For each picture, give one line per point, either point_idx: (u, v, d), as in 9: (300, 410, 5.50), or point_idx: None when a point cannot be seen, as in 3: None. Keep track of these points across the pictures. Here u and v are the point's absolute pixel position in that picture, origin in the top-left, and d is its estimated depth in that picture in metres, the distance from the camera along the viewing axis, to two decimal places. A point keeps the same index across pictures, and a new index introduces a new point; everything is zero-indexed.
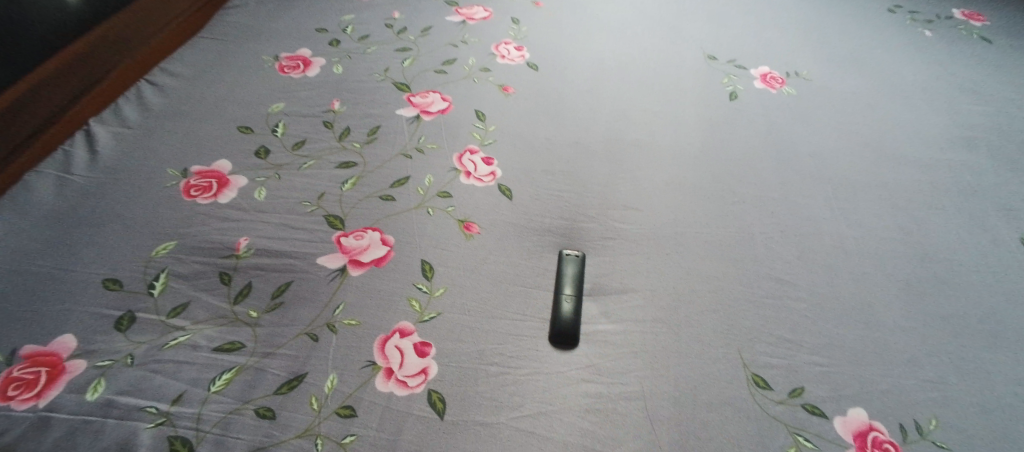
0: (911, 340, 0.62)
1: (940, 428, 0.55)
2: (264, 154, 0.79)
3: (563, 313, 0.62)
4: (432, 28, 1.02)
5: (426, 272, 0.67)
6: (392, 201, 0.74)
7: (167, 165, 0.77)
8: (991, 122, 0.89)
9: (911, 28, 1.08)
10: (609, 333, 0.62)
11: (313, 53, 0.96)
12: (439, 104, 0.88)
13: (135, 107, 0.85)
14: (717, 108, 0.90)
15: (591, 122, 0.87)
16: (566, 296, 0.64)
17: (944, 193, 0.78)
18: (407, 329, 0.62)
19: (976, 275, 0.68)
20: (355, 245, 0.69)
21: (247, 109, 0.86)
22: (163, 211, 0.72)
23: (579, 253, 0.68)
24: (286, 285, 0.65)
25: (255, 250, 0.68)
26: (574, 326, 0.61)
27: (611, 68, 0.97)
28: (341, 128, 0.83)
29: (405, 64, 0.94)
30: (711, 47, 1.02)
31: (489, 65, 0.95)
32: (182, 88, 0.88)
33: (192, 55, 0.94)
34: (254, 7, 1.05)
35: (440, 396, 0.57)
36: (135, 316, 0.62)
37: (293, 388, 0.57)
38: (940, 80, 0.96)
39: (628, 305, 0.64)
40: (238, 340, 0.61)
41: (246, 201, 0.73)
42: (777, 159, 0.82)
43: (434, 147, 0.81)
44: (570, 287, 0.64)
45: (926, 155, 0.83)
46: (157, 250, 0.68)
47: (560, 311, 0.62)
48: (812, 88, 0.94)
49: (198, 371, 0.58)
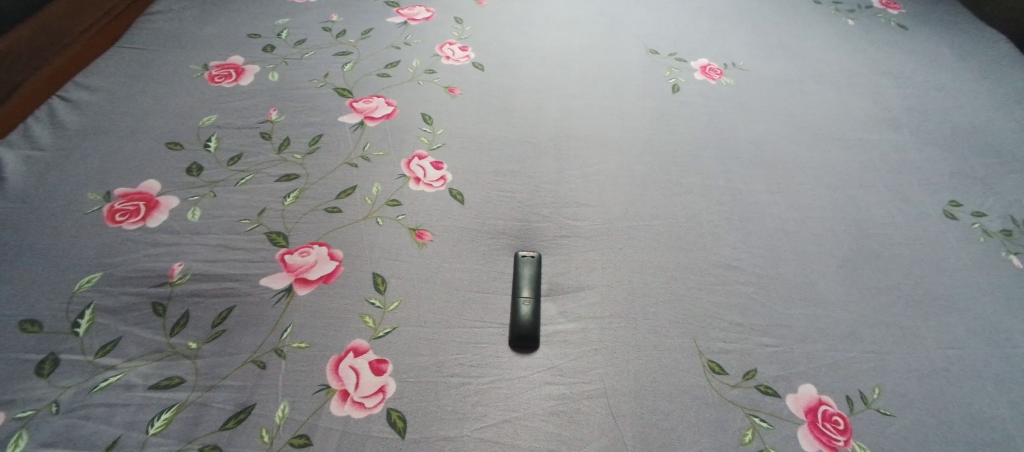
0: (854, 315, 0.65)
1: (883, 396, 0.58)
2: (196, 171, 0.75)
3: (522, 317, 0.62)
4: (372, 30, 0.99)
5: (379, 285, 0.65)
6: (339, 213, 0.71)
7: (86, 188, 0.71)
8: (913, 104, 0.94)
9: (836, 17, 1.13)
10: (568, 333, 0.62)
11: (245, 61, 0.91)
12: (383, 109, 0.85)
13: (47, 125, 0.77)
14: (662, 101, 0.91)
15: (537, 121, 0.86)
16: (524, 299, 0.63)
17: (876, 172, 0.82)
18: (362, 348, 0.60)
19: (908, 249, 0.72)
20: (301, 262, 0.66)
21: (174, 123, 0.80)
22: (85, 240, 0.66)
23: (533, 254, 0.68)
24: (227, 312, 0.61)
25: (191, 275, 0.64)
26: (534, 329, 0.61)
27: (557, 65, 0.97)
28: (279, 139, 0.79)
29: (345, 69, 0.91)
30: (653, 41, 1.03)
31: (433, 66, 0.93)
32: (99, 103, 0.81)
33: (110, 67, 0.87)
34: (177, 14, 0.98)
35: (399, 414, 0.55)
36: (58, 358, 0.57)
37: (240, 422, 0.54)
38: (865, 65, 1.01)
39: (586, 303, 0.64)
40: (176, 375, 0.57)
41: (178, 223, 0.68)
42: (720, 148, 0.84)
43: (380, 154, 0.79)
44: (528, 289, 0.64)
45: (857, 137, 0.87)
46: (80, 283, 0.62)
47: (519, 315, 0.62)
48: (750, 78, 0.97)
49: (133, 413, 0.54)
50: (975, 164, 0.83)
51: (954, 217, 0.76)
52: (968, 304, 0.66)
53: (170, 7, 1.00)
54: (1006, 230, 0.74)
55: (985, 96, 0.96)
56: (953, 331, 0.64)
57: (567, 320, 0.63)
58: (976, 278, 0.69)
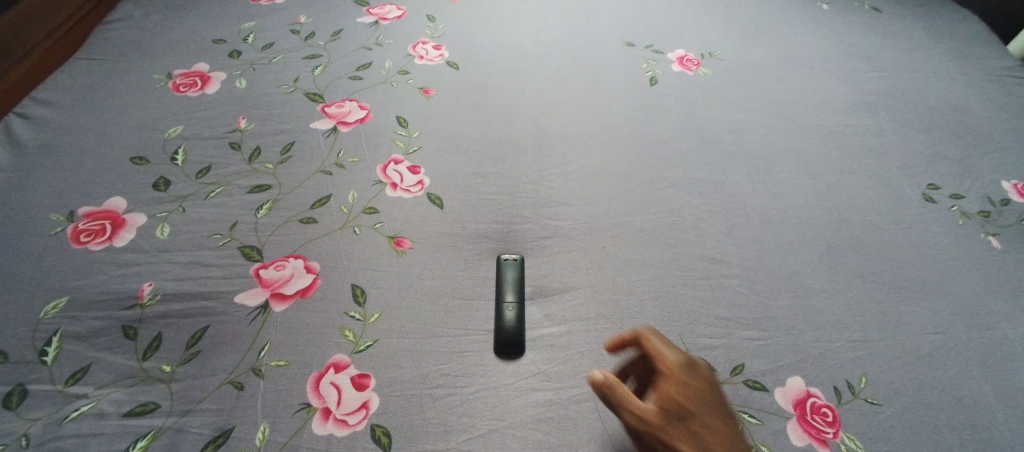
0: (839, 304, 0.65)
1: (870, 384, 0.58)
2: (164, 186, 0.72)
3: (506, 320, 0.61)
4: (342, 31, 0.96)
5: (358, 298, 0.63)
6: (314, 224, 0.69)
7: (48, 208, 0.68)
8: (888, 87, 0.94)
9: (810, 2, 1.13)
10: (554, 336, 0.61)
11: (210, 68, 0.88)
12: (356, 113, 0.83)
13: (3, 144, 0.74)
14: (639, 93, 0.90)
15: (514, 119, 0.85)
16: (508, 301, 0.62)
17: (855, 157, 0.82)
18: (343, 363, 0.58)
19: (888, 234, 0.72)
20: (276, 277, 0.64)
21: (139, 137, 0.77)
22: (48, 264, 0.63)
23: (515, 256, 0.67)
24: (201, 332, 0.59)
25: (162, 296, 0.61)
26: (519, 332, 0.60)
27: (531, 61, 0.95)
28: (249, 149, 0.77)
29: (315, 72, 0.88)
30: (628, 32, 1.02)
31: (406, 66, 0.91)
32: (59, 118, 0.78)
33: (68, 79, 0.83)
34: (137, 20, 0.94)
35: (384, 429, 0.54)
36: (26, 388, 0.55)
37: (219, 446, 0.52)
38: (840, 50, 1.01)
39: (570, 305, 0.63)
40: (151, 400, 0.55)
41: (147, 241, 0.66)
42: (700, 139, 0.83)
43: (355, 161, 0.76)
44: (513, 294, 0.63)
45: (835, 122, 0.87)
46: (46, 310, 0.60)
47: (503, 318, 0.61)
48: (727, 67, 0.96)
49: (107, 442, 0.52)
50: (951, 146, 0.84)
51: (933, 200, 0.76)
52: (949, 287, 0.67)
53: (129, 13, 0.96)
54: (983, 212, 0.75)
55: (958, 77, 0.97)
56: (935, 315, 0.64)
57: (552, 323, 0.62)
58: (955, 260, 0.70)
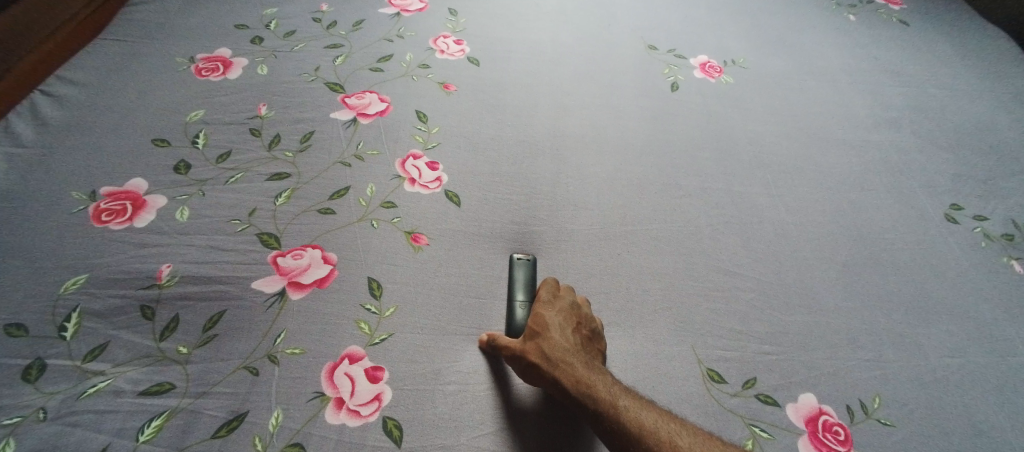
0: (854, 321, 0.64)
1: (883, 406, 0.58)
2: (185, 169, 0.72)
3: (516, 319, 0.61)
4: (365, 22, 0.96)
5: (374, 291, 0.63)
6: (332, 214, 0.70)
7: (70, 186, 0.69)
8: (913, 103, 0.93)
9: (837, 13, 1.11)
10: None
11: (233, 53, 0.88)
12: (377, 105, 0.83)
13: (28, 120, 0.75)
14: (660, 99, 0.90)
15: (533, 119, 0.84)
16: (518, 300, 0.62)
17: (875, 173, 0.81)
18: (357, 354, 0.58)
19: (906, 253, 0.72)
20: (294, 266, 0.64)
21: (161, 119, 0.78)
22: (69, 241, 0.64)
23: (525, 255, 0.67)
24: (218, 316, 0.60)
25: (180, 278, 0.62)
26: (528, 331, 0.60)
27: (552, 61, 0.94)
28: (270, 136, 0.77)
29: (337, 63, 0.88)
30: (651, 36, 1.01)
31: (428, 61, 0.91)
32: (83, 97, 0.79)
33: (94, 59, 0.84)
34: (162, 3, 0.95)
35: (396, 423, 0.55)
36: (45, 363, 0.55)
37: (233, 430, 0.53)
38: (865, 63, 1.00)
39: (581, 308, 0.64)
40: (167, 381, 0.55)
41: (166, 223, 0.66)
42: (719, 147, 0.83)
43: (374, 153, 0.77)
44: (523, 293, 0.63)
45: (857, 137, 0.86)
46: (66, 286, 0.60)
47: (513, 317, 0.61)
48: (749, 76, 0.95)
49: (123, 420, 0.53)
50: (974, 166, 0.83)
51: (954, 220, 0.76)
52: (966, 309, 0.67)
53: None
54: (1006, 234, 0.74)
55: (985, 96, 0.96)
56: (951, 337, 0.64)
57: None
58: (973, 283, 0.69)
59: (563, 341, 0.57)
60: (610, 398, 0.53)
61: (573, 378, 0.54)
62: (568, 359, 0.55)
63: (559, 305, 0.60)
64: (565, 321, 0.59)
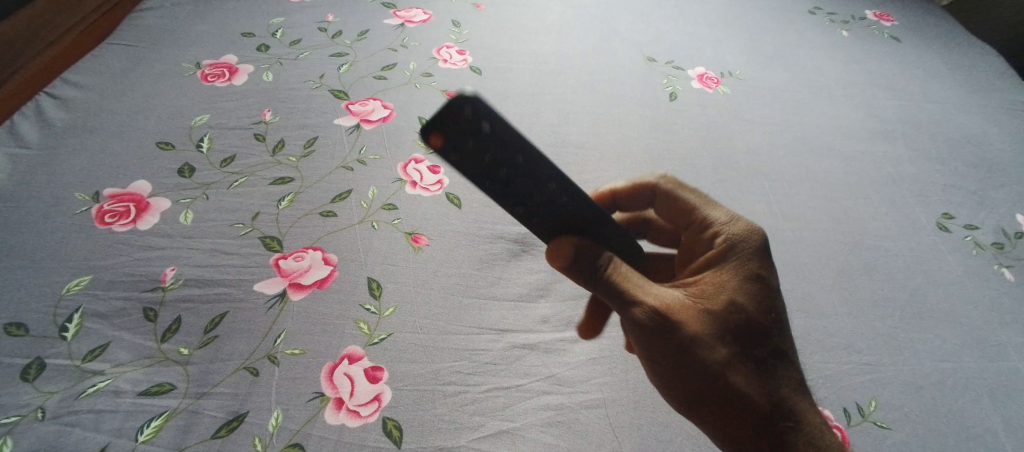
0: (850, 326, 0.65)
1: (879, 408, 0.59)
2: (189, 172, 0.73)
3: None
4: (369, 32, 0.98)
5: (374, 291, 0.64)
6: (334, 217, 0.70)
7: (74, 188, 0.69)
8: (904, 115, 0.95)
9: (831, 28, 1.14)
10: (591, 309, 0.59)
11: (239, 60, 0.90)
12: (380, 112, 0.84)
13: (34, 122, 0.75)
14: (659, 108, 0.91)
15: (535, 126, 0.86)
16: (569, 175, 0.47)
17: (870, 183, 0.83)
18: (356, 355, 0.59)
19: (900, 259, 0.73)
20: (295, 267, 0.65)
21: (166, 123, 0.79)
22: (72, 242, 0.64)
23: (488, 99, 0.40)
24: (219, 318, 0.60)
25: (184, 280, 0.62)
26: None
27: (552, 71, 0.96)
28: (274, 141, 0.78)
29: (342, 70, 0.90)
30: (649, 48, 1.04)
31: (431, 69, 0.93)
32: (89, 101, 0.79)
33: (99, 64, 0.85)
34: (170, 10, 0.96)
35: (396, 423, 0.55)
36: (45, 362, 0.55)
37: (232, 431, 0.53)
38: (859, 77, 1.02)
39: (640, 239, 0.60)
40: (167, 381, 0.55)
41: (170, 226, 0.67)
42: (716, 156, 0.84)
43: (377, 158, 0.78)
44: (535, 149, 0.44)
45: (851, 147, 0.88)
46: (68, 287, 0.61)
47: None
48: (745, 88, 0.97)
49: (121, 421, 0.53)
50: (965, 176, 0.85)
51: (946, 229, 0.77)
52: (959, 314, 0.68)
53: (162, 2, 0.97)
54: (997, 243, 0.76)
55: (974, 109, 0.98)
56: (945, 342, 0.65)
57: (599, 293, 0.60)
58: (966, 289, 0.70)
59: (734, 339, 0.50)
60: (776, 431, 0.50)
61: (737, 396, 0.50)
62: (740, 364, 0.50)
63: (721, 268, 0.52)
64: (739, 297, 0.51)
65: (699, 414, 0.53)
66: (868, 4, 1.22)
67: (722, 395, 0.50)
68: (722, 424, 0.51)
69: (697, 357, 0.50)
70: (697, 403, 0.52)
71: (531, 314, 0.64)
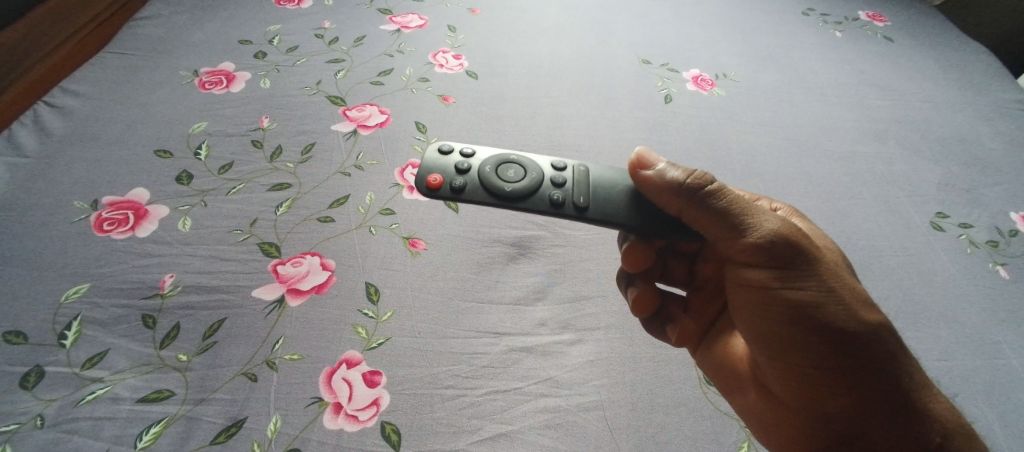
0: None
1: None
2: (187, 179, 0.73)
3: (454, 163, 0.57)
4: (366, 38, 0.98)
5: (372, 296, 0.64)
6: (332, 223, 0.71)
7: (73, 196, 0.70)
8: (898, 115, 0.96)
9: (824, 30, 1.14)
10: (640, 298, 0.64)
11: (236, 67, 0.90)
12: (377, 117, 0.85)
13: (32, 131, 0.76)
14: (654, 110, 0.92)
15: (531, 130, 0.86)
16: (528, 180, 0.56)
17: (865, 183, 0.83)
18: (354, 359, 0.59)
19: (895, 259, 0.73)
20: (293, 272, 0.65)
21: (164, 131, 0.79)
22: (70, 250, 0.64)
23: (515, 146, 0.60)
24: (218, 324, 0.60)
25: (183, 287, 0.62)
26: (539, 183, 0.56)
27: (548, 75, 0.97)
28: (271, 147, 0.79)
29: (339, 76, 0.90)
30: (644, 51, 1.04)
31: (427, 74, 0.93)
32: (87, 109, 0.80)
33: (98, 72, 0.85)
34: (167, 18, 0.97)
35: (394, 427, 0.55)
36: (43, 369, 0.56)
37: (232, 436, 0.53)
38: (852, 77, 1.03)
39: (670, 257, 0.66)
40: (166, 388, 0.55)
41: (169, 233, 0.67)
42: (711, 158, 0.85)
43: (374, 163, 0.78)
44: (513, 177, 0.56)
45: (846, 147, 0.89)
46: (67, 294, 0.61)
47: (476, 152, 0.58)
48: (739, 89, 0.98)
49: (121, 427, 0.53)
50: (959, 175, 0.86)
51: (941, 228, 0.78)
52: (954, 313, 0.68)
53: (159, 11, 0.98)
54: (991, 241, 0.76)
55: (968, 108, 0.99)
56: (941, 340, 0.65)
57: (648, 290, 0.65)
58: (961, 288, 0.71)
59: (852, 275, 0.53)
60: (916, 366, 0.51)
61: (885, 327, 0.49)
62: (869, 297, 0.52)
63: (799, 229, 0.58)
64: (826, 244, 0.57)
65: (846, 362, 0.50)
66: (862, 5, 1.22)
67: (874, 329, 0.49)
68: (872, 360, 0.49)
69: (838, 285, 0.50)
70: (846, 342, 0.49)
71: (529, 317, 0.64)
